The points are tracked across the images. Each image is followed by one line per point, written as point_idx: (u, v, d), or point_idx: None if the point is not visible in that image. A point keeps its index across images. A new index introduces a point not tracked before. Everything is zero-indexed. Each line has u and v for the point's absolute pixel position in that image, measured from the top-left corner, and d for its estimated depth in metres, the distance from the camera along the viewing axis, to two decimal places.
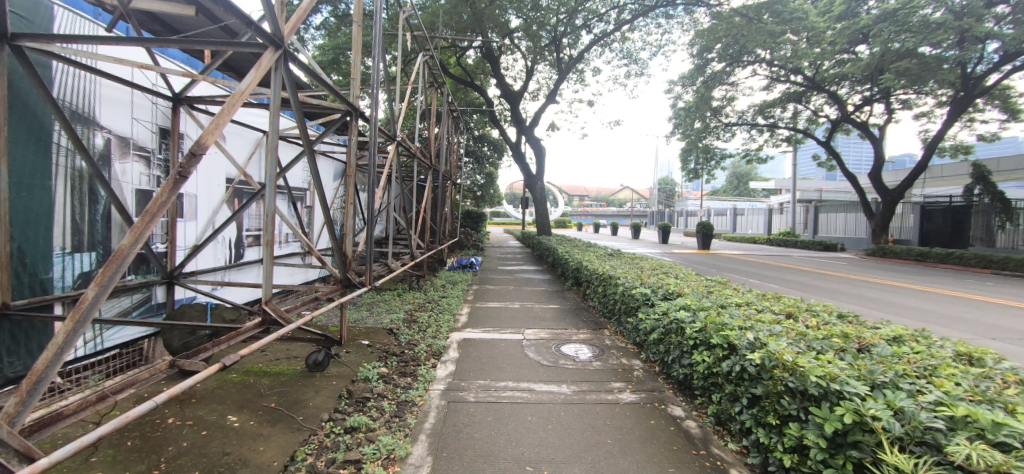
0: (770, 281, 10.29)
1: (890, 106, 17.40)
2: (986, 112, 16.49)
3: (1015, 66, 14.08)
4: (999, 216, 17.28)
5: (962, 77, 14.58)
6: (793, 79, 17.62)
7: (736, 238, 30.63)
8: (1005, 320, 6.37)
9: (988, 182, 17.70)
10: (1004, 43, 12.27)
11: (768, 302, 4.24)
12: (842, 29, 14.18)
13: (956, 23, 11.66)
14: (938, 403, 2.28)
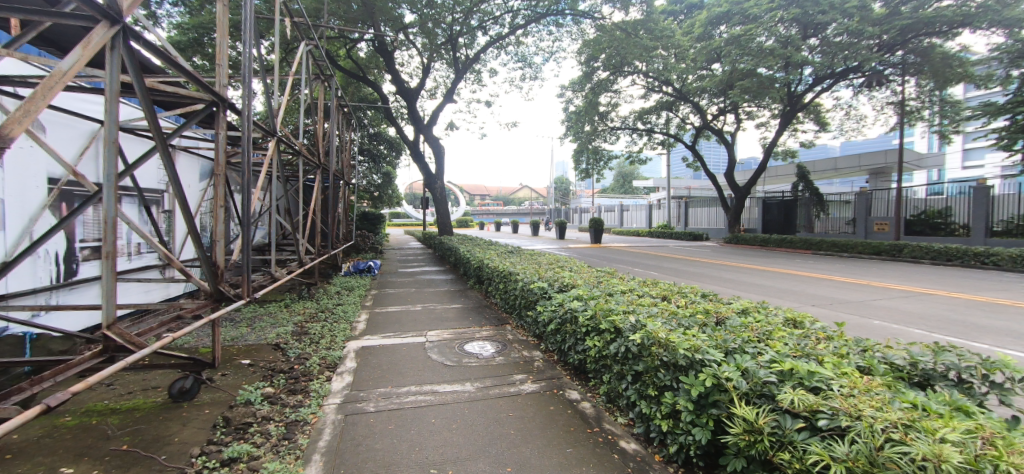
0: (648, 269, 11.57)
1: (739, 117, 20.65)
2: (804, 124, 20.47)
3: (822, 88, 17.72)
4: (815, 208, 21.47)
5: (789, 95, 17.86)
6: (665, 89, 19.98)
7: (624, 232, 33.71)
8: (815, 290, 8.02)
9: (807, 180, 21.78)
10: (813, 68, 15.26)
11: (647, 288, 4.75)
12: (701, 49, 16.46)
13: (780, 50, 14.21)
14: (772, 361, 2.78)
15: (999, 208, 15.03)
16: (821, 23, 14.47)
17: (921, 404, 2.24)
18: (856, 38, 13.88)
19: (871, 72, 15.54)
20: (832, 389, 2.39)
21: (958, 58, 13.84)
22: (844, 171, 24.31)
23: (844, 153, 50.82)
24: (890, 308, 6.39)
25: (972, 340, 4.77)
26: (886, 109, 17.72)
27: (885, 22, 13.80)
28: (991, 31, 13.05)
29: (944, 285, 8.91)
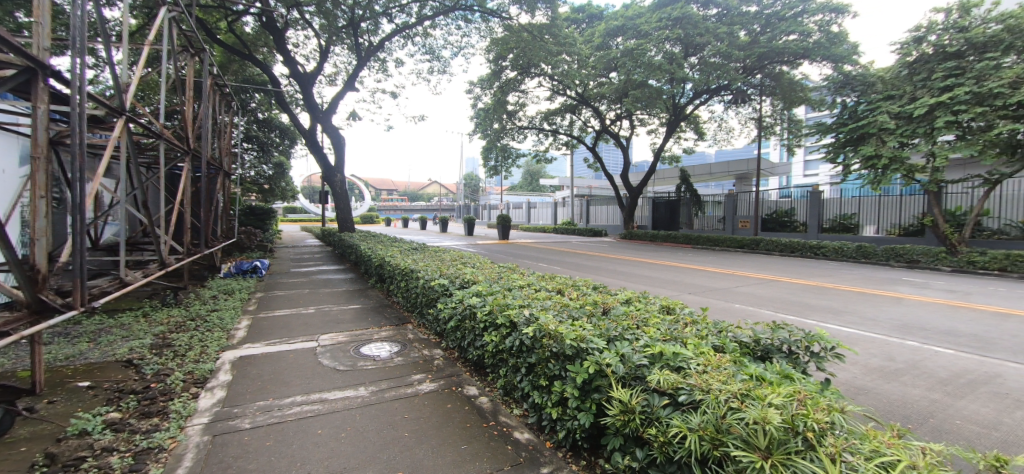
0: (550, 263, 12.13)
1: (633, 123, 22.57)
2: (686, 133, 23.07)
3: (700, 101, 20.10)
4: (694, 207, 24.64)
5: (674, 106, 19.98)
6: (568, 93, 21.11)
7: (531, 228, 34.89)
8: (689, 280, 9.10)
9: (688, 182, 24.61)
10: (692, 84, 17.22)
11: (544, 282, 4.97)
12: (600, 58, 17.67)
13: (667, 65, 15.70)
14: (646, 345, 3.05)
15: (827, 208, 18.54)
16: (700, 45, 16.32)
17: (759, 375, 2.61)
18: (726, 60, 15.87)
19: (737, 91, 18.00)
20: (690, 367, 2.70)
21: (801, 84, 16.62)
22: (717, 175, 27.97)
23: (717, 159, 58.61)
24: (745, 294, 7.47)
25: (802, 318, 5.79)
26: (748, 123, 20.72)
27: (748, 48, 16.00)
28: (823, 63, 15.85)
29: (783, 272, 10.75)
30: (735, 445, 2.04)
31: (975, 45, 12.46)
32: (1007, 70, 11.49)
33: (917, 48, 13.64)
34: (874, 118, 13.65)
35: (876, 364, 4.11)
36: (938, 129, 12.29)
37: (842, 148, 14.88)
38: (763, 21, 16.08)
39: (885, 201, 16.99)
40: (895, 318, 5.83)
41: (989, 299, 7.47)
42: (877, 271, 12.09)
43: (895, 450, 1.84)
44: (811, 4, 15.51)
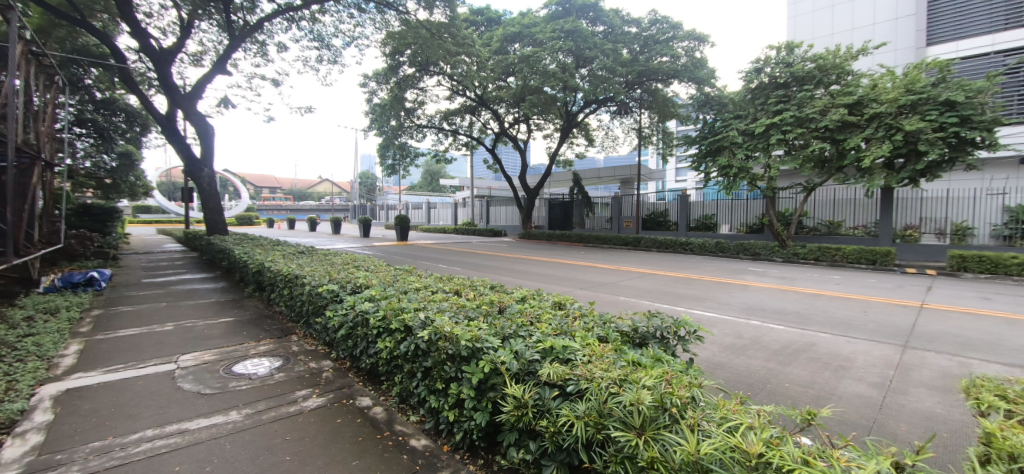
0: (449, 264, 12.08)
1: (529, 127, 23.59)
2: (578, 139, 24.78)
3: (589, 110, 21.76)
4: (584, 208, 26.57)
5: (567, 113, 21.35)
6: (467, 94, 21.35)
7: (431, 229, 34.33)
8: (580, 275, 9.82)
9: (580, 185, 26.67)
10: (583, 93, 18.57)
11: (441, 284, 4.93)
12: (499, 61, 18.08)
13: (560, 74, 16.85)
14: (538, 341, 3.18)
15: (693, 210, 21.53)
16: (589, 58, 17.64)
17: (636, 360, 2.87)
18: (611, 74, 17.40)
19: (621, 103, 19.89)
20: (577, 358, 2.88)
21: (672, 100, 18.96)
22: (604, 178, 30.61)
23: (605, 163, 64.02)
24: (628, 287, 8.30)
25: (673, 306, 6.62)
26: (630, 133, 23.04)
27: (629, 65, 17.73)
28: (688, 84, 18.27)
29: (656, 266, 12.18)
30: (614, 426, 2.23)
31: (796, 78, 15.47)
32: (817, 100, 14.50)
33: (757, 77, 16.44)
34: (727, 133, 16.18)
35: (728, 341, 4.87)
36: (772, 145, 15.04)
37: (704, 159, 17.48)
38: (641, 42, 17.99)
39: (735, 204, 20.14)
40: (742, 302, 6.98)
41: (803, 283, 9.38)
42: (729, 263, 14.40)
43: (739, 414, 2.16)
44: (679, 31, 17.79)
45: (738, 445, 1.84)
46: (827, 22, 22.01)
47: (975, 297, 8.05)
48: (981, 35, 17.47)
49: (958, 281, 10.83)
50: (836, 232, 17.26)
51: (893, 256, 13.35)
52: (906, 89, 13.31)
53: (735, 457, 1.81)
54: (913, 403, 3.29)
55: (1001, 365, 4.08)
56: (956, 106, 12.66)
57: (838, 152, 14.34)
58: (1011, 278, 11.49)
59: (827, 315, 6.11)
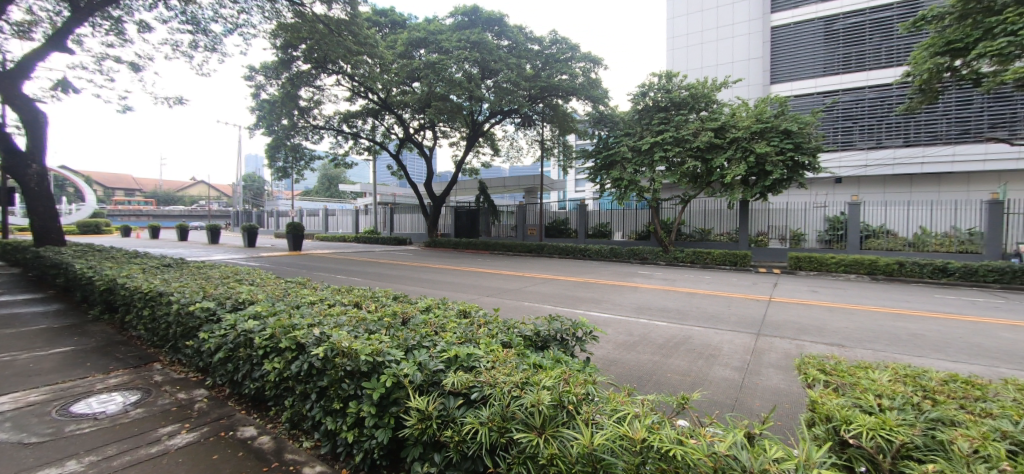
0: (348, 275, 11.37)
1: (435, 134, 23.42)
2: (484, 148, 25.20)
3: (495, 121, 22.28)
4: (491, 216, 27.10)
5: (473, 122, 21.67)
6: (369, 96, 20.57)
7: (329, 238, 31.99)
8: (486, 283, 9.95)
9: (485, 193, 27.15)
10: (488, 103, 18.98)
11: (340, 297, 4.62)
12: (402, 66, 17.64)
13: (466, 84, 17.07)
14: (442, 351, 3.13)
15: (590, 218, 23.25)
16: (494, 70, 18.13)
17: (537, 362, 2.95)
18: (515, 87, 18.05)
19: (525, 116, 20.70)
20: (481, 364, 2.88)
21: (571, 116, 20.29)
22: (510, 187, 31.54)
23: (511, 172, 65.90)
24: (532, 292, 8.63)
25: (573, 309, 7.04)
26: (534, 144, 24.07)
27: (532, 80, 18.53)
28: (585, 101, 19.71)
29: (557, 272, 12.87)
30: (517, 428, 2.27)
31: (674, 103, 17.61)
32: (691, 124, 16.72)
33: (643, 100, 18.36)
34: (618, 149, 17.84)
35: (621, 339, 5.33)
36: (656, 161, 16.92)
37: (599, 172, 18.97)
38: (543, 59, 18.94)
39: (627, 213, 22.17)
40: (633, 302, 7.70)
41: (681, 284, 10.68)
42: (621, 267, 15.79)
43: (626, 404, 2.32)
44: (577, 52, 19.05)
45: (626, 434, 1.99)
46: (699, 58, 25.34)
47: (803, 290, 9.94)
48: (808, 79, 21.84)
49: (792, 278, 13.25)
50: (707, 238, 20.11)
51: (749, 258, 15.82)
52: (756, 119, 15.99)
53: (624, 444, 1.95)
54: (764, 381, 3.93)
55: (823, 344, 5.09)
56: (791, 134, 15.52)
57: (707, 169, 16.62)
58: (829, 275, 14.40)
59: (701, 310, 7.03)
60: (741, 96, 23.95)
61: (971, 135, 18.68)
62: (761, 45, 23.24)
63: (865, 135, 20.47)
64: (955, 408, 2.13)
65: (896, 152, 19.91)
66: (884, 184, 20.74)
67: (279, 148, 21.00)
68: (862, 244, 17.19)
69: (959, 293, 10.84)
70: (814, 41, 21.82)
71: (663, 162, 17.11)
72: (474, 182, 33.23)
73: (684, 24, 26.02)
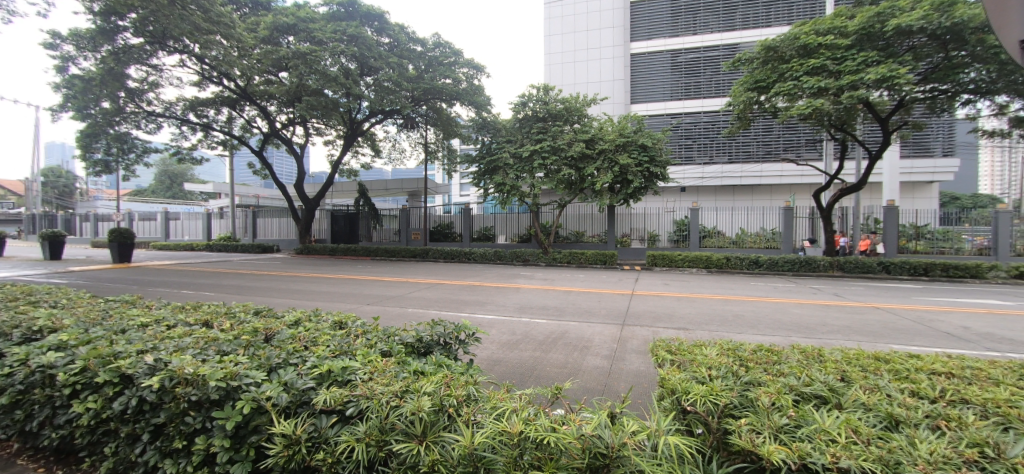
0: (194, 289, 9.70)
1: (308, 130, 21.41)
2: (363, 148, 23.79)
3: (376, 121, 21.25)
4: (371, 220, 26.03)
5: (351, 120, 20.41)
6: (223, 82, 17.93)
7: (170, 246, 26.84)
8: (365, 291, 9.39)
9: (365, 197, 25.96)
10: (367, 101, 18.03)
11: (184, 316, 3.90)
12: (264, 52, 15.75)
13: (342, 79, 16.01)
14: (313, 367, 2.83)
15: (475, 222, 23.69)
16: (374, 68, 17.35)
17: (419, 369, 2.84)
18: (396, 87, 17.49)
19: (407, 117, 20.13)
20: (356, 377, 2.67)
21: (455, 121, 20.35)
22: (391, 190, 30.39)
23: (392, 174, 63.24)
24: (416, 298, 8.43)
25: (458, 312, 7.06)
26: (417, 147, 23.54)
27: (415, 82, 18.05)
28: (469, 107, 19.90)
29: (441, 276, 12.79)
30: (396, 439, 2.12)
31: (550, 114, 18.90)
32: (566, 135, 18.20)
33: (523, 110, 19.39)
34: (501, 155, 18.59)
35: (505, 339, 5.51)
36: (535, 168, 18.01)
37: (482, 177, 19.55)
38: (426, 61, 18.62)
39: (509, 217, 23.12)
40: (516, 303, 8.06)
41: (558, 282, 11.53)
42: (504, 269, 16.43)
43: (506, 401, 2.34)
44: (460, 57, 19.03)
45: (504, 428, 2.02)
46: (572, 75, 27.61)
47: (657, 283, 11.57)
48: (660, 102, 25.51)
49: (648, 274, 15.31)
50: (581, 240, 22.09)
51: (615, 257, 17.81)
52: (620, 134, 18.10)
53: (503, 439, 1.98)
54: (627, 365, 4.45)
55: (672, 328, 5.99)
56: (647, 148, 17.91)
57: (580, 177, 18.22)
58: (677, 269, 17.01)
59: (576, 306, 7.69)
60: (608, 112, 26.52)
61: (772, 156, 23.81)
62: (622, 68, 26.19)
63: (701, 152, 24.69)
64: (760, 371, 2.64)
65: (722, 168, 24.40)
66: (714, 193, 25.16)
67: (97, 137, 17.03)
68: (701, 243, 20.73)
69: (763, 280, 13.79)
70: (663, 70, 25.66)
71: (541, 169, 18.31)
72: (352, 184, 31.15)
73: (559, 43, 28.10)
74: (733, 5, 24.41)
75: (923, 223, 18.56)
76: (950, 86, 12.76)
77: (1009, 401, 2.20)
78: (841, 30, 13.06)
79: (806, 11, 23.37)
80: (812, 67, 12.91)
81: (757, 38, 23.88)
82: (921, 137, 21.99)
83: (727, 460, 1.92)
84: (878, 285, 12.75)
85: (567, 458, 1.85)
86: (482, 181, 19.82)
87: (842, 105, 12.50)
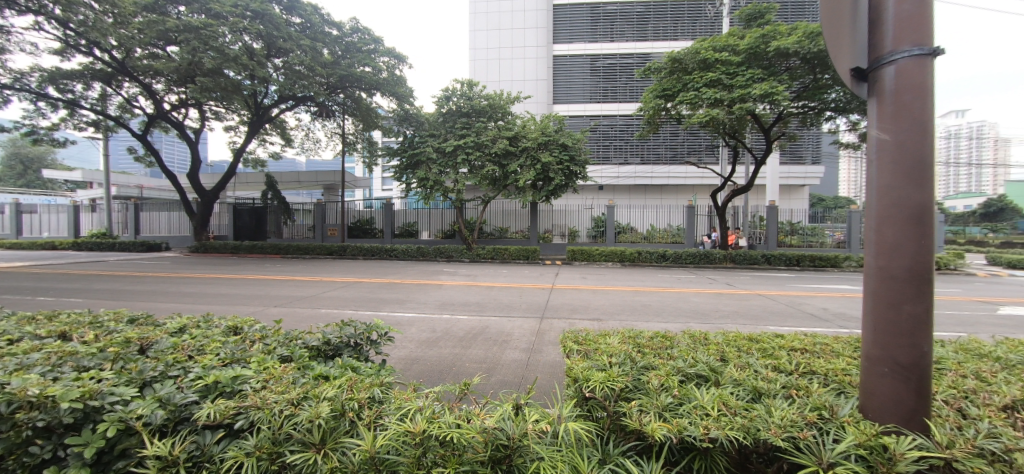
0: (50, 295, 8.24)
1: (204, 114, 19.15)
2: (271, 136, 21.90)
3: (286, 107, 19.61)
4: (282, 215, 24.12)
5: (257, 105, 18.62)
6: (93, 52, 15.37)
7: (24, 244, 22.48)
8: (271, 292, 8.67)
9: (274, 189, 23.91)
10: (275, 85, 16.58)
11: (32, 328, 3.28)
12: (148, 22, 13.85)
13: (244, 59, 14.60)
14: (197, 379, 2.53)
15: (397, 218, 23.00)
16: (283, 49, 16.00)
17: (323, 373, 2.67)
18: (309, 71, 16.32)
19: (322, 105, 18.88)
20: (248, 387, 2.42)
21: (375, 111, 19.51)
22: (305, 183, 28.38)
23: (306, 165, 58.72)
24: (330, 298, 7.98)
25: (375, 312, 6.80)
26: (334, 138, 22.19)
27: (330, 67, 16.89)
28: (390, 98, 19.16)
29: (358, 274, 12.22)
30: (291, 449, 1.95)
31: (475, 110, 18.84)
32: (489, 132, 18.32)
33: (447, 104, 19.13)
34: (423, 149, 18.23)
35: (424, 337, 5.42)
36: (459, 164, 18.01)
37: (404, 171, 19.09)
38: (343, 46, 17.51)
39: (433, 212, 22.73)
40: (437, 299, 7.98)
41: (481, 278, 11.61)
42: (427, 266, 16.14)
43: (411, 401, 2.29)
44: (380, 45, 18.21)
45: (407, 429, 1.96)
46: (497, 71, 27.75)
47: (575, 277, 12.16)
48: (580, 103, 26.67)
49: (567, 268, 16.01)
50: (505, 236, 22.40)
51: (537, 252, 18.40)
52: (542, 133, 18.63)
53: (405, 440, 1.93)
54: (543, 357, 4.62)
55: (587, 319, 6.35)
56: (567, 147, 18.62)
57: (504, 174, 18.47)
58: (594, 263, 18.00)
59: (497, 301, 7.81)
60: (530, 111, 27.27)
61: (677, 158, 26.09)
62: (545, 69, 26.97)
63: (617, 153, 26.31)
64: (653, 356, 2.87)
65: (635, 168, 26.27)
66: (628, 192, 26.97)
67: None
68: (617, 238, 22.13)
69: (668, 272, 15.11)
70: (584, 74, 26.84)
71: (465, 165, 18.29)
72: (260, 175, 28.47)
73: (483, 38, 28.03)
74: (646, 17, 26.21)
75: (797, 220, 21.46)
76: (817, 103, 14.93)
77: (843, 370, 2.63)
78: (734, 48, 14.63)
79: (707, 28, 25.84)
80: (709, 80, 14.37)
81: (666, 50, 25.97)
82: (796, 146, 25.51)
83: (622, 440, 2.09)
84: (760, 275, 14.62)
85: (470, 453, 1.87)
86: (404, 175, 19.35)
87: (733, 115, 14.05)
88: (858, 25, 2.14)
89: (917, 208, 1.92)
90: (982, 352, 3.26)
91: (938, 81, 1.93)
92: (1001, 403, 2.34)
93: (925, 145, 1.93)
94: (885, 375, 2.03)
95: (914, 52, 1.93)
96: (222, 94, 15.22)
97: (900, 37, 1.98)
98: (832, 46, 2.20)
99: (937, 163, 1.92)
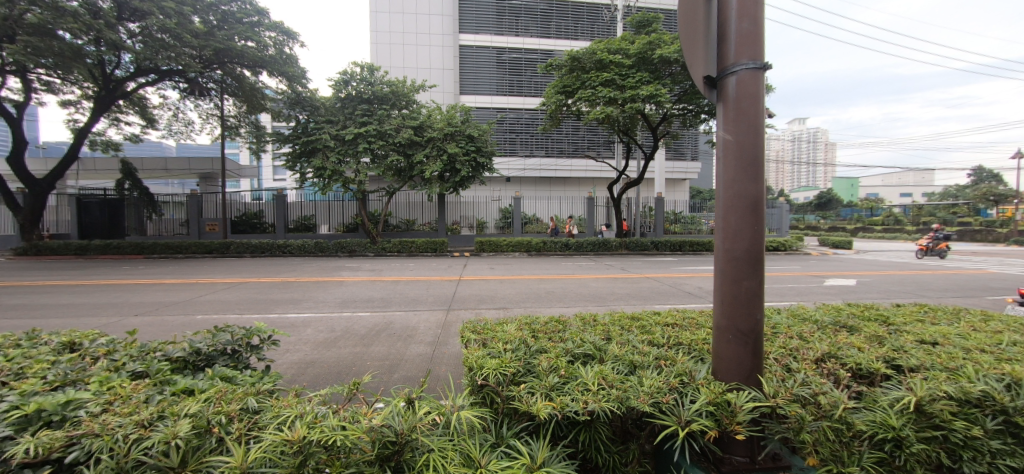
0: None
1: (30, 84, 15.57)
2: (127, 115, 18.53)
3: (145, 81, 16.74)
4: (146, 209, 20.89)
5: (103, 76, 15.58)
6: None
7: None
8: (128, 299, 7.37)
9: (134, 179, 20.68)
10: (132, 56, 14.18)
11: None
12: None
13: (87, 18, 12.27)
14: (11, 409, 2.03)
15: (291, 211, 21.11)
16: (139, 11, 13.61)
17: (186, 388, 2.35)
18: (176, 41, 14.29)
19: (193, 81, 16.44)
20: (85, 413, 2.03)
21: (261, 92, 17.60)
22: (175, 172, 24.73)
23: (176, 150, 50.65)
24: (208, 301, 7.09)
25: (264, 314, 6.19)
26: (210, 120, 19.56)
27: (204, 38, 14.73)
28: (279, 79, 17.33)
29: (242, 274, 10.98)
30: None
31: (376, 96, 17.85)
32: (392, 120, 17.57)
33: (345, 88, 17.88)
34: (320, 136, 16.92)
35: (320, 337, 5.08)
36: (360, 152, 17.05)
37: (298, 159, 17.58)
38: (218, 15, 15.20)
39: (332, 205, 21.31)
40: (337, 297, 7.52)
41: (385, 273, 11.20)
42: (326, 262, 15.07)
43: (292, 407, 2.13)
44: (264, 18, 16.18)
45: (284, 438, 1.81)
46: (401, 57, 26.64)
47: (482, 269, 12.23)
48: (487, 95, 26.64)
49: (475, 259, 16.20)
50: (412, 229, 21.85)
51: (445, 244, 18.35)
52: (449, 123, 18.49)
53: (281, 450, 1.78)
54: (448, 349, 4.63)
55: (494, 308, 6.51)
56: (473, 139, 18.65)
57: (409, 164, 17.98)
58: (503, 254, 18.44)
59: (402, 296, 7.62)
60: (437, 100, 26.79)
61: (579, 152, 27.74)
62: (452, 58, 26.95)
63: (523, 147, 27.04)
64: (546, 340, 3.02)
65: (541, 161, 27.25)
66: (534, 184, 28.02)
67: None
68: (524, 229, 22.87)
69: (570, 260, 16.08)
70: (491, 65, 26.92)
71: (367, 154, 17.41)
72: (114, 162, 24.06)
73: (386, 21, 26.68)
74: (549, 14, 27.15)
75: (679, 210, 24.20)
76: (694, 107, 16.84)
77: (703, 340, 3.04)
78: (626, 51, 15.80)
79: (603, 31, 27.67)
80: (605, 80, 15.38)
81: (568, 48, 27.17)
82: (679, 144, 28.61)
83: (515, 423, 2.18)
84: (648, 260, 16.24)
85: (354, 455, 1.77)
86: (297, 164, 17.71)
87: (626, 113, 15.43)
88: (709, 40, 2.44)
89: (751, 199, 2.27)
90: (805, 316, 4.02)
91: (767, 91, 2.29)
92: (814, 356, 2.89)
93: (758, 144, 2.28)
94: (730, 341, 2.37)
95: (750, 65, 2.26)
96: (56, 60, 12.49)
97: (739, 51, 2.30)
98: (689, 54, 2.47)
99: (767, 160, 2.28)
